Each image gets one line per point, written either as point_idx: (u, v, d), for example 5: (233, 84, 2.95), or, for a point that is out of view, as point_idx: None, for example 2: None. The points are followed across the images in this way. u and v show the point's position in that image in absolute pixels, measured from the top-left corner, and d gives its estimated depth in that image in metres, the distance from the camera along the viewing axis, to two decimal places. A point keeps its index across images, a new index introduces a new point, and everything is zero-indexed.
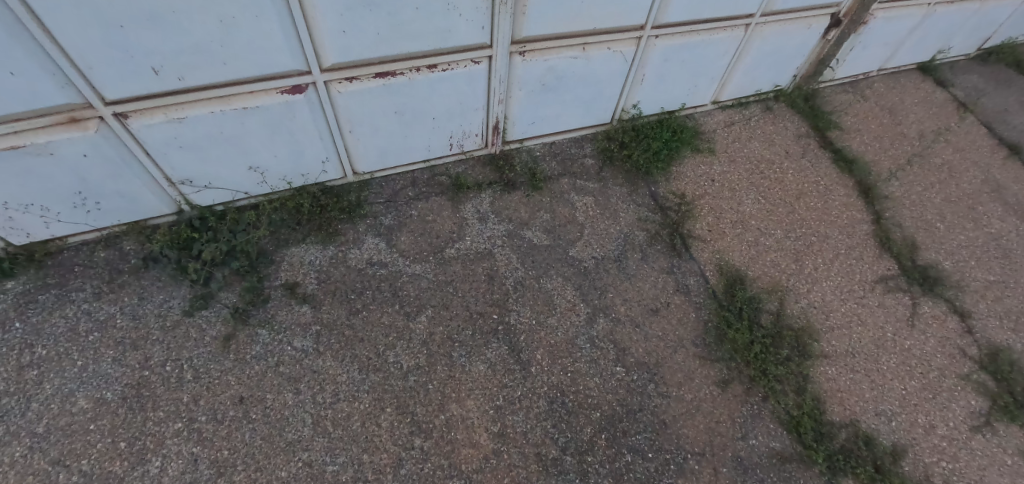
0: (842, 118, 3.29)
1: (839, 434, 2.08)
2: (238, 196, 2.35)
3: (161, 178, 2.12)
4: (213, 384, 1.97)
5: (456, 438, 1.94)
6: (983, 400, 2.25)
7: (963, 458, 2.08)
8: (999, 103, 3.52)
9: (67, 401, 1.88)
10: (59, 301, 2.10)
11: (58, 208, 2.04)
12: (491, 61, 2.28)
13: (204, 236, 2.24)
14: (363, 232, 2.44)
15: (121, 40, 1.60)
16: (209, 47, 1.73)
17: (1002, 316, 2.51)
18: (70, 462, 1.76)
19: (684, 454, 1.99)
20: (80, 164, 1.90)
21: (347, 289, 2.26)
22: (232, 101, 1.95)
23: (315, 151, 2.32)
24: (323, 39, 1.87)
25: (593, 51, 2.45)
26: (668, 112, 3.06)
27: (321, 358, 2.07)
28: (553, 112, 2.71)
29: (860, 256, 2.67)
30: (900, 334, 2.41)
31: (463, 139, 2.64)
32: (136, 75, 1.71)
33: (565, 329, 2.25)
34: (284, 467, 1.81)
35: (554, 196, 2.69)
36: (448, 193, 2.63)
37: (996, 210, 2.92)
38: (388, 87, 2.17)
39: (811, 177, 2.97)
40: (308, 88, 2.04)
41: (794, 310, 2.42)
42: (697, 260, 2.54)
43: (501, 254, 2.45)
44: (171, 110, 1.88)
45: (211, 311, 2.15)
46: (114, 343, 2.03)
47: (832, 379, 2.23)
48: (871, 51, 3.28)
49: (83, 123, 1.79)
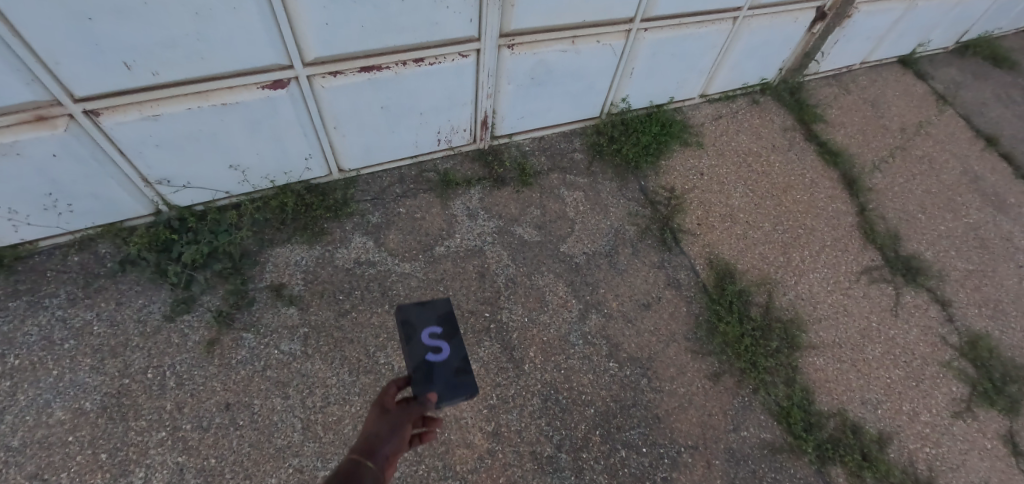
0: (826, 111, 3.32)
1: (828, 424, 2.12)
2: (219, 195, 2.27)
3: (137, 177, 2.03)
4: (197, 391, 1.91)
5: (449, 438, 1.92)
6: (964, 386, 2.31)
7: (945, 444, 2.14)
8: (976, 96, 3.59)
9: (43, 413, 1.81)
10: (32, 309, 2.01)
11: (27, 211, 1.95)
12: (479, 55, 2.23)
13: (184, 238, 2.16)
14: (350, 230, 2.38)
15: (89, 33, 1.52)
16: (184, 40, 1.65)
17: (981, 304, 2.58)
18: (49, 475, 1.70)
19: (678, 447, 2.01)
20: (49, 164, 1.81)
21: (335, 290, 2.21)
22: (209, 97, 1.87)
23: (299, 148, 2.25)
24: (306, 32, 1.80)
25: (582, 44, 2.41)
26: (657, 105, 3.05)
27: (310, 361, 2.02)
28: (542, 106, 2.68)
29: (845, 248, 2.71)
30: (885, 324, 2.46)
31: (451, 134, 2.59)
32: (107, 70, 1.63)
33: (557, 325, 2.24)
34: (275, 474, 1.78)
35: (544, 191, 2.66)
36: (436, 190, 2.58)
37: (974, 200, 2.99)
38: (374, 82, 2.10)
39: (797, 170, 3.00)
40: (290, 84, 1.97)
41: (782, 302, 2.44)
42: (688, 255, 2.55)
43: (492, 250, 2.42)
44: (145, 107, 1.80)
45: (193, 315, 2.08)
46: (92, 351, 1.95)
47: (820, 370, 2.27)
48: (855, 44, 3.31)
49: (52, 121, 1.70)
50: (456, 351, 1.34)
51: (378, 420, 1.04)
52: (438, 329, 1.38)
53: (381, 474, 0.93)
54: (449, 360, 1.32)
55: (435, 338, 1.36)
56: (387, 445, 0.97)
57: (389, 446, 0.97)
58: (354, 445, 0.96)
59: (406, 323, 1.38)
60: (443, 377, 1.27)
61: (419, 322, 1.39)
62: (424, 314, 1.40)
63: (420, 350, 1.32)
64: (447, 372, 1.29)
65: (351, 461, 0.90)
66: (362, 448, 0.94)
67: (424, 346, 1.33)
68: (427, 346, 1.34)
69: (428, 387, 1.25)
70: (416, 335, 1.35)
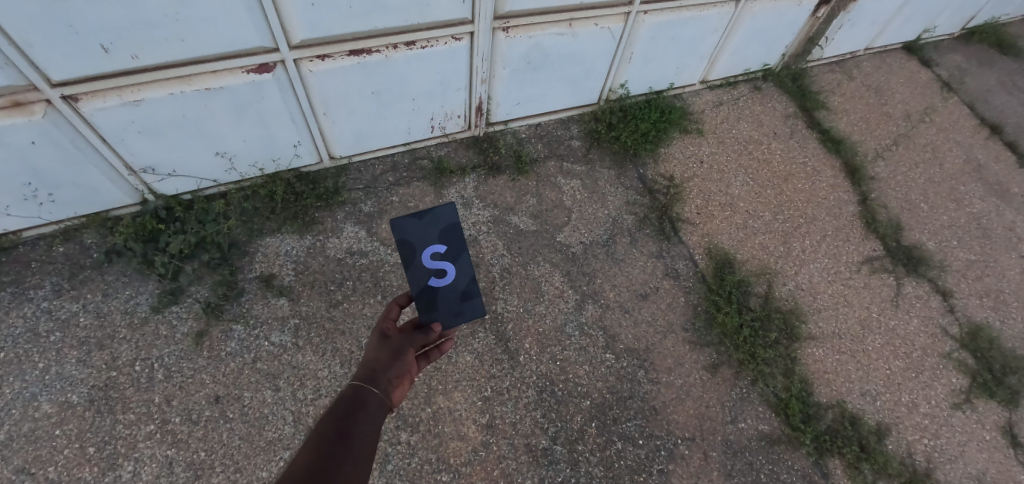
0: (829, 98, 3.26)
1: (826, 415, 2.10)
2: (206, 183, 2.22)
3: (121, 165, 1.97)
4: (186, 383, 1.88)
5: (444, 431, 1.89)
6: (964, 377, 2.29)
7: (944, 435, 2.12)
8: (981, 83, 3.52)
9: (29, 406, 1.78)
10: (16, 300, 1.96)
11: (8, 200, 1.90)
12: (473, 38, 2.15)
13: (171, 228, 2.11)
14: (342, 219, 2.33)
15: (63, 13, 1.45)
16: (163, 21, 1.58)
17: (982, 295, 2.54)
18: (35, 469, 1.67)
19: (675, 440, 1.99)
20: (28, 151, 1.75)
21: (326, 280, 2.16)
22: (192, 82, 1.80)
23: (287, 134, 2.19)
24: (290, 13, 1.73)
25: (580, 27, 2.34)
26: (656, 91, 2.99)
27: (301, 353, 1.99)
28: (538, 91, 2.61)
29: (846, 237, 2.67)
30: (885, 314, 2.43)
31: (444, 121, 2.53)
32: (84, 53, 1.56)
33: (553, 316, 2.20)
34: (265, 467, 1.76)
35: (541, 180, 2.61)
36: (430, 178, 2.53)
37: (978, 190, 2.94)
38: (364, 66, 2.03)
39: (799, 158, 2.94)
40: (276, 68, 1.90)
41: (781, 293, 2.41)
42: (686, 244, 2.51)
43: (487, 240, 2.37)
44: (126, 91, 1.74)
45: (181, 306, 2.03)
46: (78, 343, 1.91)
47: (819, 361, 2.24)
48: (860, 29, 3.23)
49: (29, 107, 1.64)
50: (461, 275, 1.35)
51: (382, 346, 1.20)
52: (441, 248, 1.33)
53: (387, 394, 1.09)
54: (454, 284, 1.34)
55: (438, 258, 1.33)
56: (389, 370, 1.12)
57: (391, 369, 1.12)
58: (361, 372, 1.11)
59: (407, 243, 1.30)
60: (448, 302, 1.33)
61: (419, 241, 1.31)
62: (424, 231, 1.31)
63: (423, 274, 1.31)
64: (452, 295, 1.34)
65: (359, 386, 1.05)
66: (367, 374, 1.10)
67: (426, 270, 1.31)
68: (429, 269, 1.32)
69: (432, 314, 1.32)
70: (419, 257, 1.31)
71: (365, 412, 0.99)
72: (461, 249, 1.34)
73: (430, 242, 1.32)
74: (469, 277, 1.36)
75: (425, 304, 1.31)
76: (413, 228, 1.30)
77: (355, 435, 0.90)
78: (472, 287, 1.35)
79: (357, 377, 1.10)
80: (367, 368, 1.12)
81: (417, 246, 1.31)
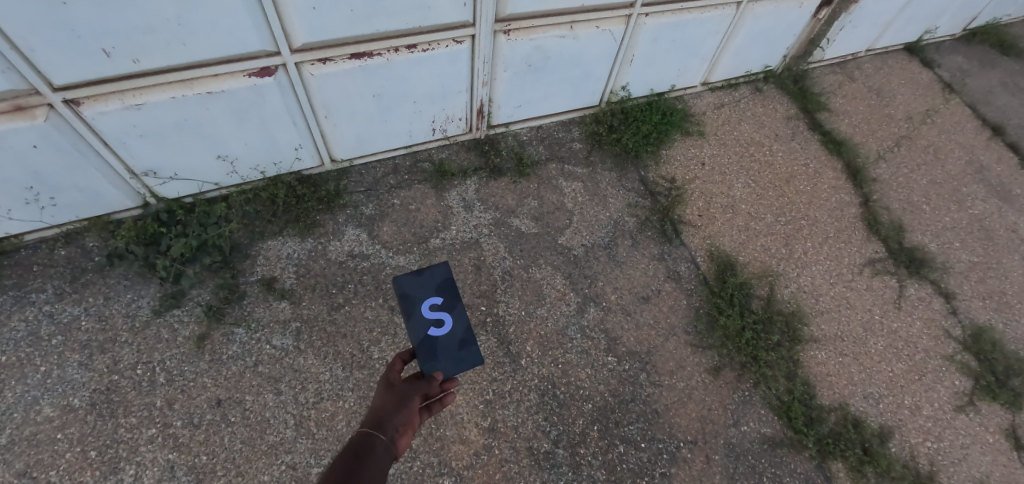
0: (831, 99, 3.25)
1: (829, 418, 2.09)
2: (208, 186, 2.22)
3: (123, 169, 1.97)
4: (188, 387, 1.88)
5: (445, 434, 1.89)
6: (967, 380, 2.28)
7: (947, 438, 2.11)
8: (983, 84, 3.52)
9: (30, 410, 1.78)
10: (18, 304, 1.97)
11: (10, 204, 1.90)
12: (474, 40, 2.15)
13: (172, 231, 2.11)
14: (343, 222, 2.33)
15: (65, 18, 1.45)
16: (164, 25, 1.58)
17: (985, 297, 2.54)
18: (37, 473, 1.67)
19: (677, 443, 1.98)
20: (30, 156, 1.75)
21: (327, 283, 2.16)
22: (194, 85, 1.80)
23: (289, 138, 2.19)
24: (292, 17, 1.73)
25: (581, 30, 2.34)
26: (657, 93, 2.99)
27: (302, 356, 1.99)
28: (539, 93, 2.61)
29: (848, 239, 2.66)
30: (887, 316, 2.42)
31: (446, 124, 2.53)
32: (86, 57, 1.56)
33: (555, 319, 2.20)
34: (267, 471, 1.75)
35: (542, 182, 2.61)
36: (431, 180, 2.53)
37: (980, 191, 2.94)
38: (365, 69, 2.03)
39: (801, 160, 2.94)
40: (278, 71, 1.90)
41: (783, 295, 2.40)
42: (688, 247, 2.50)
43: (489, 243, 2.37)
44: (127, 95, 1.74)
45: (183, 309, 2.03)
46: (80, 347, 1.91)
47: (821, 364, 2.23)
48: (861, 30, 3.23)
49: (30, 111, 1.64)
50: (458, 324, 1.43)
51: (388, 394, 1.21)
52: (438, 299, 1.44)
53: (393, 442, 1.07)
54: (452, 331, 1.41)
55: (436, 309, 1.43)
56: (395, 417, 1.12)
57: (397, 416, 1.12)
58: (368, 419, 1.11)
59: (407, 297, 1.43)
60: (447, 351, 1.37)
61: (417, 294, 1.44)
62: (422, 286, 1.45)
63: (422, 325, 1.40)
64: (451, 344, 1.39)
65: (366, 433, 1.04)
66: (373, 421, 1.09)
67: (426, 320, 1.40)
68: (428, 319, 1.41)
69: (434, 363, 1.35)
70: (419, 308, 1.42)
71: (372, 457, 0.97)
72: (456, 299, 1.45)
73: (426, 295, 1.44)
74: (466, 325, 1.43)
75: (426, 353, 1.36)
76: (412, 284, 1.44)
77: (363, 481, 0.88)
78: (469, 335, 1.42)
79: (364, 425, 1.09)
80: (373, 415, 1.12)
81: (416, 298, 1.43)
